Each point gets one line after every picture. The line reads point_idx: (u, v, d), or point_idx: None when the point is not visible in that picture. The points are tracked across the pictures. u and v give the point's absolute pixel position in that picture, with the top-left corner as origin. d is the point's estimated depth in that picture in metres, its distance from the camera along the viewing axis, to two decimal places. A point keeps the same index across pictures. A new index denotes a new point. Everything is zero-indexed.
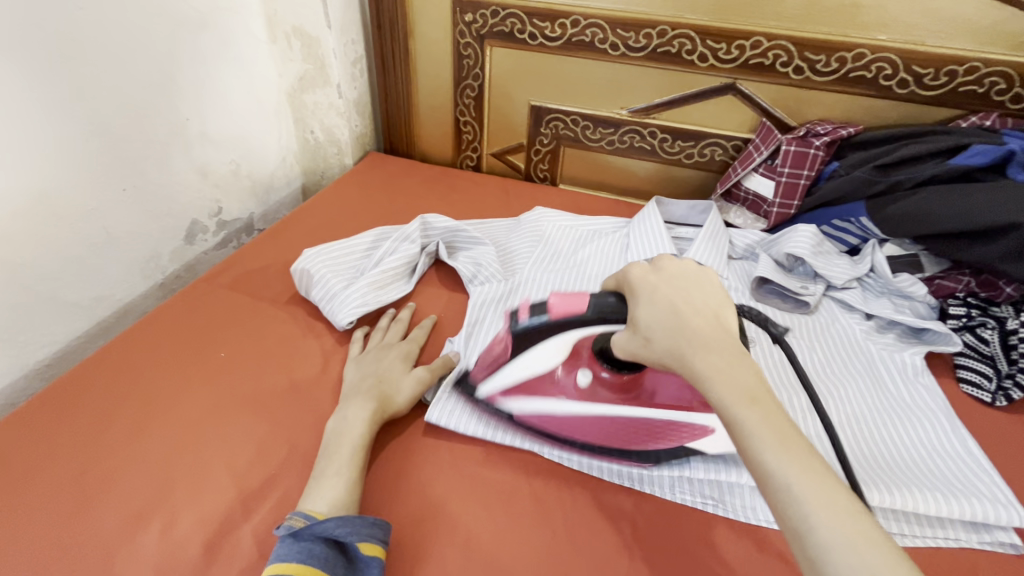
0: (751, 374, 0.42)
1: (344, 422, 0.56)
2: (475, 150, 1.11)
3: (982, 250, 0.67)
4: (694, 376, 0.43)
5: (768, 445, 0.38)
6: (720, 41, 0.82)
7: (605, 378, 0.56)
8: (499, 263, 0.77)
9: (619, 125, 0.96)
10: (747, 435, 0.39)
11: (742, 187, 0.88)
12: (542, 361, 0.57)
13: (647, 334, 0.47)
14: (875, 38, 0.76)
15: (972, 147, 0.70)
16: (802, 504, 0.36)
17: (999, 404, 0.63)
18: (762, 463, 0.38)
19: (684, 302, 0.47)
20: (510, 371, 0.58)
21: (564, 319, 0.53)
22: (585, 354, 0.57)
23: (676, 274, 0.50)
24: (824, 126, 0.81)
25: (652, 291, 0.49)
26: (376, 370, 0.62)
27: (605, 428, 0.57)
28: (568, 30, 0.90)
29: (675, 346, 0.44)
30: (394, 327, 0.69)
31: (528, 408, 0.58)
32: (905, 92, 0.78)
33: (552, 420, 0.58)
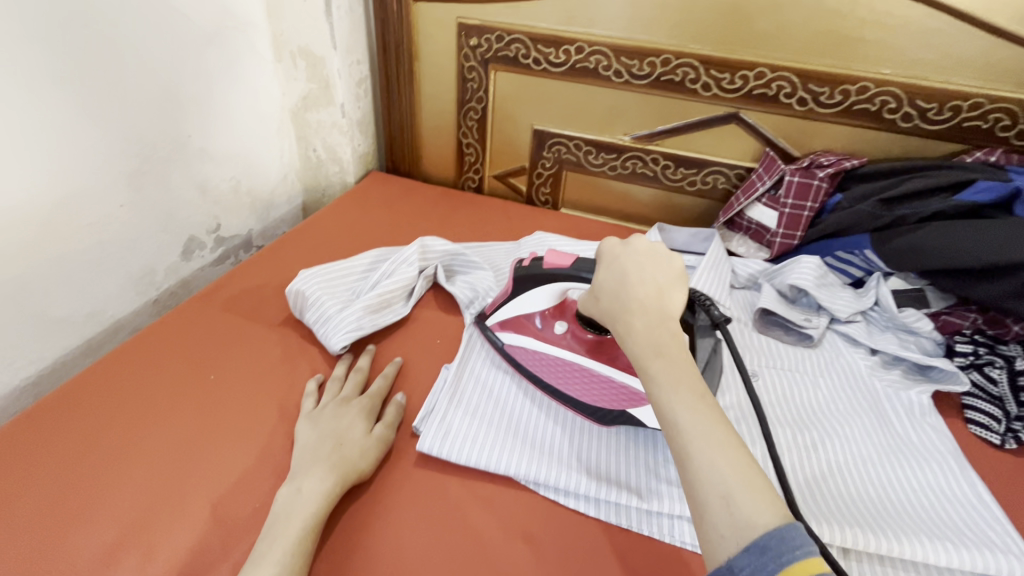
0: (670, 334, 0.46)
1: (298, 496, 0.51)
2: (477, 172, 1.10)
3: (988, 287, 0.66)
4: (622, 331, 0.48)
5: (666, 388, 0.42)
6: (724, 71, 0.83)
7: (581, 333, 0.62)
8: (496, 290, 0.76)
9: (622, 151, 0.96)
10: (649, 379, 0.44)
11: (744, 216, 0.87)
12: (531, 304, 0.64)
13: (598, 295, 0.53)
14: (879, 72, 0.76)
15: (978, 184, 0.69)
16: (688, 442, 0.39)
17: (1008, 447, 0.62)
18: (658, 402, 0.42)
19: (633, 273, 0.50)
20: (506, 308, 0.67)
21: (550, 271, 0.60)
22: (570, 310, 0.64)
23: (638, 252, 0.52)
24: (827, 158, 0.81)
25: (612, 262, 0.53)
26: (333, 431, 0.57)
27: (579, 378, 0.62)
28: (572, 57, 0.90)
29: (616, 308, 0.49)
30: (352, 378, 0.65)
31: (513, 345, 0.66)
32: (909, 126, 0.78)
33: (534, 359, 0.64)
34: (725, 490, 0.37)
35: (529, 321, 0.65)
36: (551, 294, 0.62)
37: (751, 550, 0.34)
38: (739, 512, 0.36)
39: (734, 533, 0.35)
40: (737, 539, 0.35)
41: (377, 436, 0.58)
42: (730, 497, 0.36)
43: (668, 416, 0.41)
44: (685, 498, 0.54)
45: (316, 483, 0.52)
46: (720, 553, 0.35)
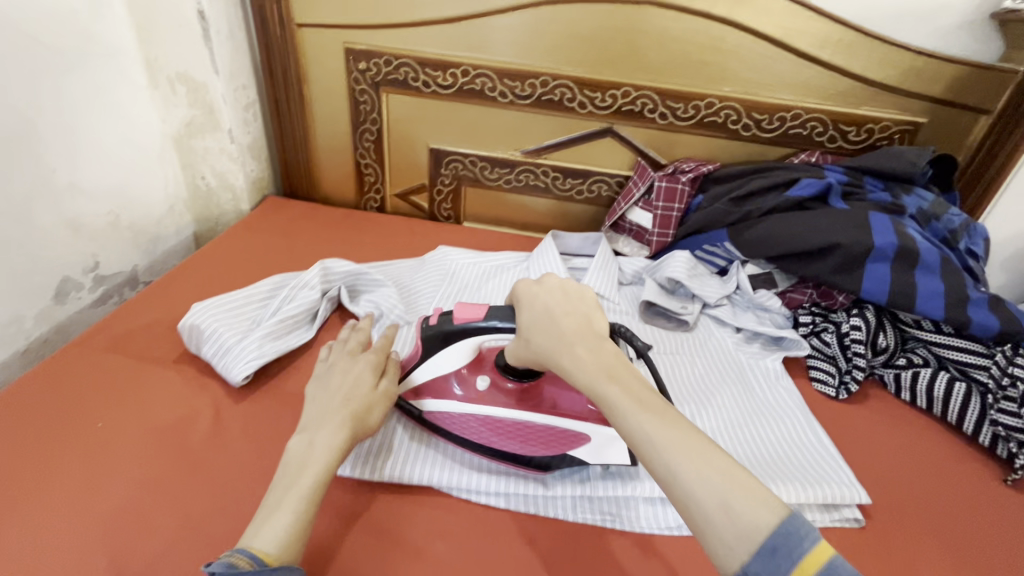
0: (610, 354, 0.51)
1: (312, 448, 0.53)
2: (379, 192, 1.11)
3: (817, 266, 0.78)
4: (567, 366, 0.51)
5: (628, 408, 0.46)
6: (596, 90, 0.92)
7: (503, 384, 0.62)
8: (403, 305, 0.79)
9: (514, 165, 1.02)
10: (609, 405, 0.47)
11: (626, 219, 0.97)
12: (443, 364, 0.62)
13: (527, 335, 0.55)
14: (721, 90, 0.88)
15: (802, 181, 0.83)
16: (668, 449, 0.43)
17: (842, 397, 0.74)
18: (626, 427, 0.45)
19: (557, 310, 0.54)
20: (417, 373, 0.63)
21: (462, 327, 0.59)
22: (488, 362, 0.63)
23: (553, 288, 0.57)
24: (688, 164, 0.93)
25: (531, 301, 0.57)
26: (339, 392, 0.59)
27: (506, 432, 0.61)
28: (459, 79, 0.95)
29: (551, 347, 0.52)
30: (355, 336, 0.67)
31: (435, 412, 0.63)
32: (749, 134, 0.91)
33: (455, 421, 0.62)
34: (723, 500, 0.40)
35: (449, 380, 0.63)
36: (471, 347, 0.61)
37: (762, 554, 0.38)
38: (738, 514, 0.39)
39: (741, 539, 0.38)
40: (745, 545, 0.38)
41: (383, 391, 0.61)
42: (727, 500, 0.40)
43: (631, 434, 0.44)
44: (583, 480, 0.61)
45: (327, 441, 0.54)
46: (734, 563, 0.38)
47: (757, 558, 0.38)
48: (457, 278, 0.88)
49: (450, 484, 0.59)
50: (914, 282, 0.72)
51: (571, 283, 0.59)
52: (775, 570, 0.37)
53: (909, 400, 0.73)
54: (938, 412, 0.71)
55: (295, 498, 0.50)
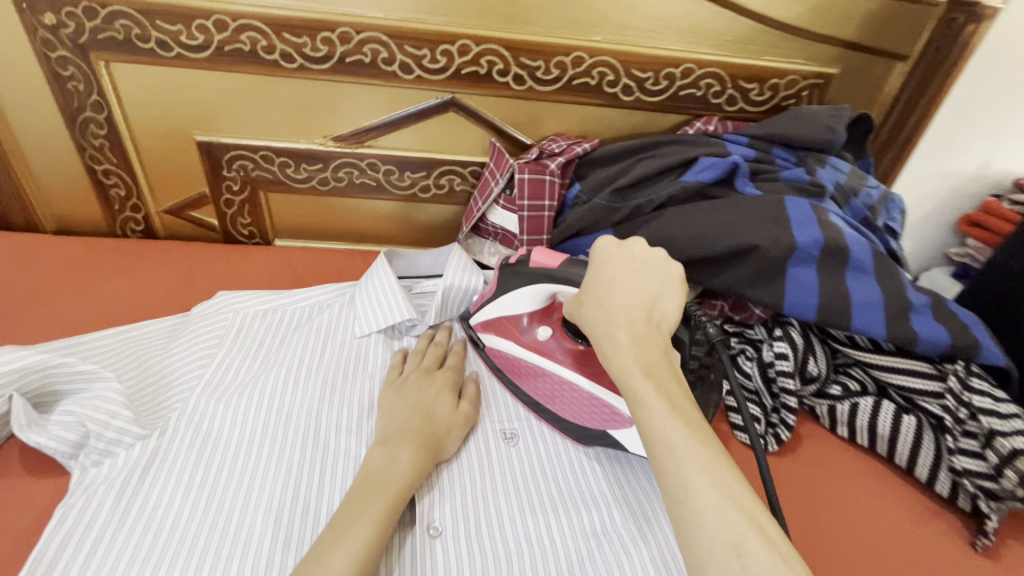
0: (660, 350, 0.41)
1: (395, 464, 0.48)
2: (138, 209, 0.77)
3: (729, 276, 0.59)
4: (603, 347, 0.43)
5: (659, 407, 0.37)
6: (421, 46, 0.64)
7: (566, 341, 0.58)
8: (132, 409, 0.50)
9: (328, 159, 0.73)
10: (638, 401, 0.38)
11: (488, 222, 0.73)
12: (516, 306, 0.59)
13: (582, 299, 0.47)
14: (590, 40, 0.65)
15: (700, 161, 0.63)
16: (678, 475, 0.34)
17: (771, 449, 0.57)
18: (644, 420, 0.37)
19: (623, 282, 0.45)
20: (488, 308, 0.62)
21: (538, 269, 0.56)
22: (557, 313, 0.60)
23: (635, 253, 0.47)
24: (557, 144, 0.70)
25: (605, 264, 0.47)
26: (421, 404, 0.55)
27: (558, 389, 0.58)
28: (213, 37, 0.63)
29: (602, 320, 0.44)
30: (432, 351, 0.62)
31: (498, 348, 0.62)
32: (631, 99, 0.69)
33: (517, 366, 0.61)
34: (737, 539, 0.31)
35: (515, 326, 0.60)
36: (539, 294, 0.57)
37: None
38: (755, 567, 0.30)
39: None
40: None
41: (464, 414, 0.56)
42: (742, 546, 0.31)
43: (650, 433, 0.37)
44: None
45: (410, 458, 0.49)
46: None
47: None
48: (257, 325, 0.63)
49: None
50: (845, 288, 0.56)
51: (657, 253, 0.47)
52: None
53: (847, 436, 0.59)
54: (883, 451, 0.57)
55: (381, 510, 0.44)
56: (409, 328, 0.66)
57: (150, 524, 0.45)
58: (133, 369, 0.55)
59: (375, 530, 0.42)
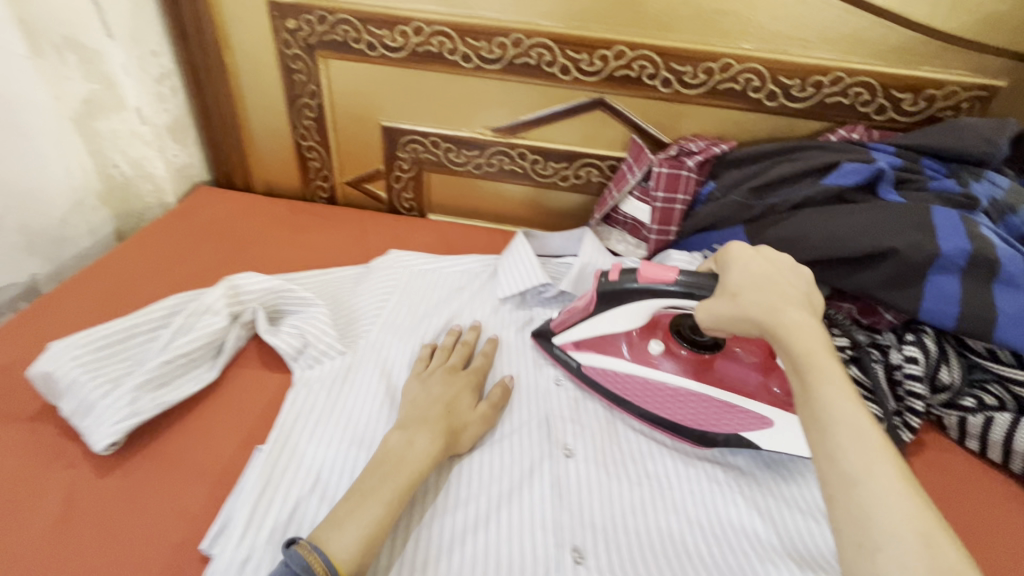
0: (828, 337, 0.45)
1: (411, 448, 0.50)
2: (327, 179, 0.94)
3: (862, 277, 0.61)
4: (775, 327, 0.45)
5: (837, 394, 0.40)
6: (581, 51, 0.73)
7: (678, 351, 0.61)
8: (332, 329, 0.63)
9: (484, 147, 0.84)
10: (816, 378, 0.41)
11: (619, 211, 0.80)
12: (617, 323, 0.60)
13: (737, 292, 0.49)
14: (739, 47, 0.69)
15: (842, 166, 0.65)
16: (858, 453, 0.37)
17: (890, 448, 0.59)
18: (819, 401, 0.40)
19: (777, 276, 0.49)
20: (576, 329, 0.63)
21: (647, 285, 0.55)
22: (660, 326, 0.63)
23: (774, 254, 0.52)
24: (696, 144, 0.74)
25: (747, 262, 0.51)
26: (446, 395, 0.57)
27: (664, 399, 0.59)
28: (410, 40, 0.76)
29: (767, 305, 0.46)
30: (458, 350, 0.64)
31: (593, 367, 0.62)
32: (774, 105, 0.72)
33: (618, 381, 0.61)
34: (922, 528, 0.33)
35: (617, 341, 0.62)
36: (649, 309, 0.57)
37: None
38: (938, 551, 0.32)
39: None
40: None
41: (481, 414, 0.58)
42: (921, 530, 0.33)
43: (821, 408, 0.39)
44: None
45: (428, 444, 0.51)
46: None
47: None
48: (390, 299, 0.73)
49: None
50: (991, 301, 0.56)
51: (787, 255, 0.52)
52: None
53: (976, 450, 0.59)
54: (1018, 468, 0.57)
55: (394, 490, 0.47)
56: (538, 295, 0.75)
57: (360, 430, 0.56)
58: (330, 300, 0.70)
59: (384, 512, 0.45)
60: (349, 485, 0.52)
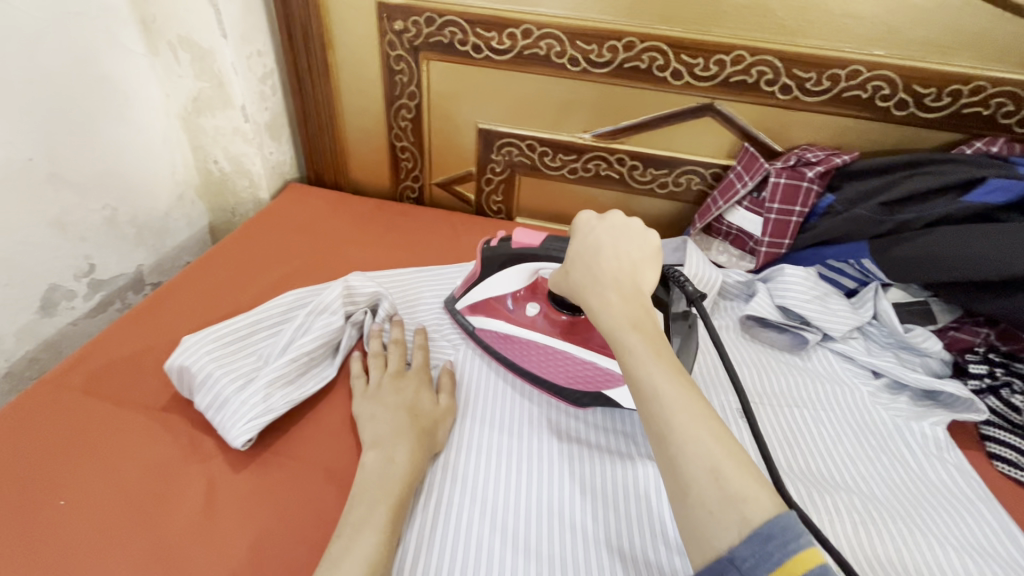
0: (647, 311, 0.45)
1: (390, 466, 0.49)
2: (416, 179, 0.94)
3: (1010, 303, 0.57)
4: (590, 309, 0.47)
5: (644, 358, 0.41)
6: (697, 55, 0.70)
7: (554, 314, 0.63)
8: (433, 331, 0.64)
9: (582, 151, 0.83)
10: (626, 353, 0.42)
11: (723, 221, 0.77)
12: (501, 283, 0.64)
13: (568, 267, 0.52)
14: (871, 54, 0.66)
15: (986, 182, 0.61)
16: (662, 416, 0.37)
17: None
18: (633, 369, 0.41)
19: (611, 250, 0.49)
20: (474, 291, 0.66)
21: (520, 249, 0.61)
22: (542, 291, 0.65)
23: (617, 224, 0.51)
24: (814, 153, 0.71)
25: (585, 233, 0.51)
26: (403, 403, 0.55)
27: (561, 365, 0.61)
28: (518, 42, 0.75)
29: (584, 280, 0.49)
30: (392, 351, 0.60)
31: (485, 328, 0.65)
32: (904, 114, 0.69)
33: (510, 344, 0.64)
34: (713, 465, 0.35)
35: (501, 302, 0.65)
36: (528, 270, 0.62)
37: (754, 539, 0.32)
38: (728, 485, 0.34)
39: (724, 509, 0.33)
40: (737, 528, 0.32)
41: (443, 407, 0.57)
42: (717, 471, 0.34)
43: (634, 380, 0.40)
44: None
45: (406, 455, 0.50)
46: (722, 542, 0.32)
47: (747, 543, 0.32)
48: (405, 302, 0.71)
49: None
50: None
51: (640, 222, 0.52)
52: (767, 558, 0.31)
53: None
54: None
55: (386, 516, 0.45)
56: None
57: (496, 451, 0.55)
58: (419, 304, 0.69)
59: (382, 540, 0.43)
60: (490, 505, 0.51)
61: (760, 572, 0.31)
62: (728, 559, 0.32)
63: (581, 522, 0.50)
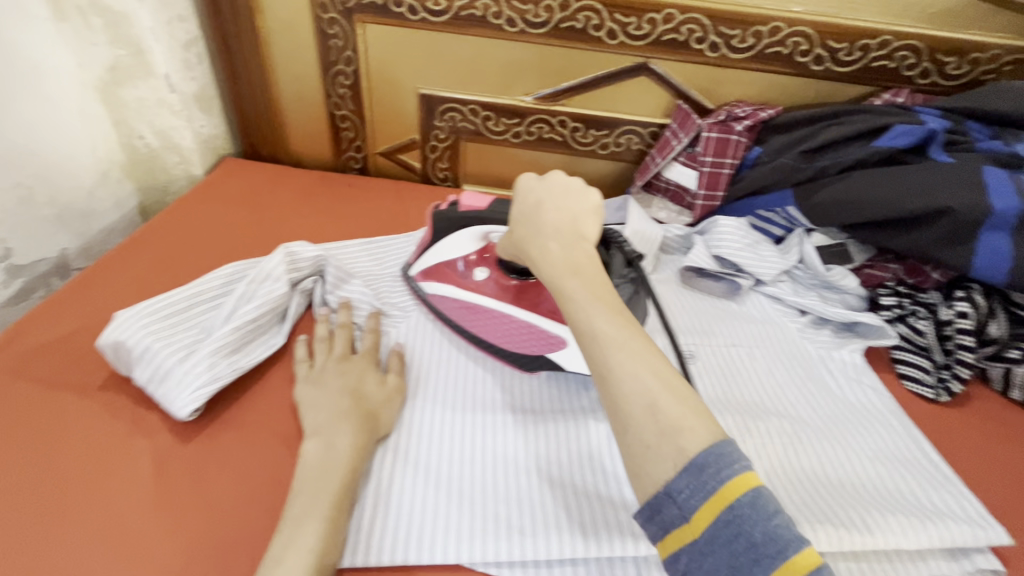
0: (585, 255, 0.48)
1: (331, 452, 0.47)
2: (360, 149, 0.92)
3: (914, 237, 0.63)
4: (534, 258, 0.50)
5: (582, 303, 0.44)
6: (630, 14, 0.72)
7: (504, 279, 0.60)
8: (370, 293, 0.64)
9: (525, 115, 0.84)
10: (565, 298, 0.45)
11: (662, 178, 0.80)
12: (450, 250, 0.62)
13: (512, 227, 0.54)
14: (790, 10, 0.69)
15: (893, 128, 0.66)
16: (601, 357, 0.40)
17: (941, 399, 0.61)
18: (573, 313, 0.44)
19: (549, 204, 0.52)
20: (426, 257, 0.64)
21: (465, 212, 0.61)
22: (495, 256, 0.62)
23: (554, 184, 0.54)
24: (742, 108, 0.75)
25: (525, 193, 0.55)
26: (346, 386, 0.52)
27: (505, 328, 0.59)
28: (454, 3, 0.74)
29: (524, 236, 0.52)
30: (340, 335, 0.58)
31: (434, 294, 0.63)
32: (820, 69, 0.73)
33: (460, 312, 0.61)
34: (651, 401, 0.37)
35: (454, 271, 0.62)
36: (477, 236, 0.61)
37: (688, 471, 0.34)
38: (665, 415, 0.36)
39: (661, 442, 0.36)
40: (674, 460, 0.35)
41: (392, 386, 0.55)
42: (655, 405, 0.37)
43: (576, 321, 0.43)
44: (644, 535, 0.45)
45: (351, 441, 0.48)
46: (660, 478, 0.35)
47: (682, 475, 0.34)
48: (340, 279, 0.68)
49: (488, 550, 0.44)
50: None
51: (581, 182, 0.54)
52: (700, 488, 0.34)
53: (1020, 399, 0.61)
54: None
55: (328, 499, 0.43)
56: None
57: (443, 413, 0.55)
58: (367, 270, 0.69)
59: (326, 527, 0.42)
60: (440, 463, 0.50)
61: (692, 503, 0.34)
62: (665, 493, 0.35)
63: (543, 470, 0.50)
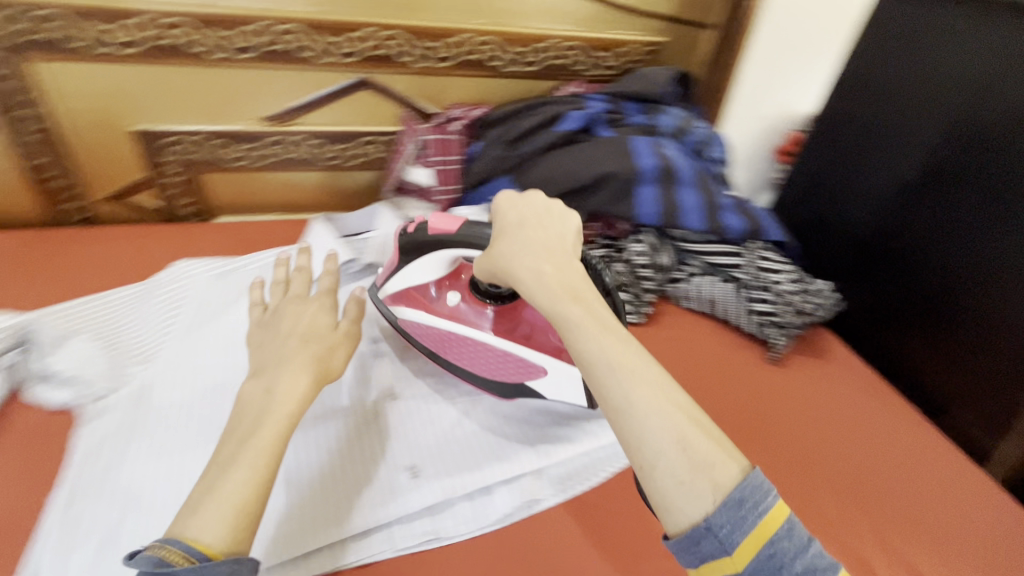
0: (577, 274, 0.48)
1: (243, 414, 0.46)
2: (77, 199, 0.83)
3: (595, 199, 0.77)
4: (514, 278, 0.49)
5: (589, 331, 0.44)
6: (332, 34, 0.76)
7: (474, 303, 0.63)
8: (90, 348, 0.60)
9: (260, 138, 0.84)
10: (569, 324, 0.44)
11: (406, 181, 0.87)
12: (417, 275, 0.62)
13: (493, 244, 0.52)
14: (473, 23, 0.80)
15: (567, 115, 0.81)
16: (624, 391, 0.41)
17: (639, 320, 0.78)
18: (575, 347, 0.44)
19: (530, 220, 0.52)
20: (394, 280, 0.64)
21: (437, 237, 0.57)
22: (464, 278, 0.64)
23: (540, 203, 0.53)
24: (456, 111, 0.86)
25: (507, 209, 0.54)
26: (298, 328, 0.54)
27: (483, 358, 0.62)
28: (141, 34, 0.71)
29: (512, 253, 0.49)
30: (269, 285, 0.61)
31: (409, 317, 0.64)
32: (512, 70, 0.86)
33: (423, 334, 0.64)
34: (680, 434, 0.39)
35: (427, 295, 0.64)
36: (444, 259, 0.60)
37: (729, 504, 0.37)
38: (694, 451, 0.38)
39: (694, 475, 0.38)
40: (705, 493, 0.37)
41: (343, 331, 0.57)
42: (683, 439, 0.39)
43: (586, 361, 0.43)
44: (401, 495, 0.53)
45: (289, 387, 0.48)
46: (698, 512, 0.37)
47: (724, 508, 0.37)
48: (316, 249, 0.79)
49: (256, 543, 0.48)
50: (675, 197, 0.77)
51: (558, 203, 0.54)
52: (741, 521, 0.37)
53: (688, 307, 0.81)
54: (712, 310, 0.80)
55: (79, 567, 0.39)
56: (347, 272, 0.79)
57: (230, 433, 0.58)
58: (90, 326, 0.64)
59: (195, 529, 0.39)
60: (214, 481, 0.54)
61: (735, 536, 0.36)
62: (707, 526, 0.37)
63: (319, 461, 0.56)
